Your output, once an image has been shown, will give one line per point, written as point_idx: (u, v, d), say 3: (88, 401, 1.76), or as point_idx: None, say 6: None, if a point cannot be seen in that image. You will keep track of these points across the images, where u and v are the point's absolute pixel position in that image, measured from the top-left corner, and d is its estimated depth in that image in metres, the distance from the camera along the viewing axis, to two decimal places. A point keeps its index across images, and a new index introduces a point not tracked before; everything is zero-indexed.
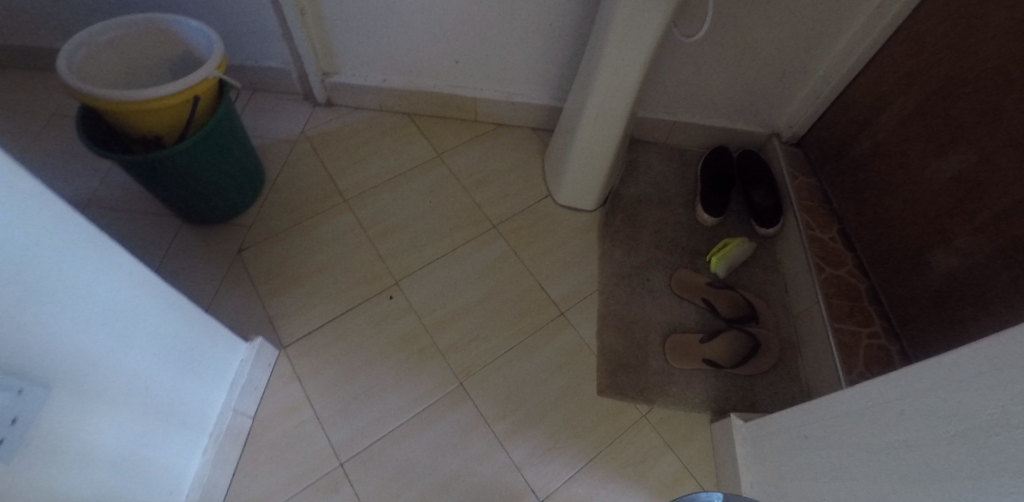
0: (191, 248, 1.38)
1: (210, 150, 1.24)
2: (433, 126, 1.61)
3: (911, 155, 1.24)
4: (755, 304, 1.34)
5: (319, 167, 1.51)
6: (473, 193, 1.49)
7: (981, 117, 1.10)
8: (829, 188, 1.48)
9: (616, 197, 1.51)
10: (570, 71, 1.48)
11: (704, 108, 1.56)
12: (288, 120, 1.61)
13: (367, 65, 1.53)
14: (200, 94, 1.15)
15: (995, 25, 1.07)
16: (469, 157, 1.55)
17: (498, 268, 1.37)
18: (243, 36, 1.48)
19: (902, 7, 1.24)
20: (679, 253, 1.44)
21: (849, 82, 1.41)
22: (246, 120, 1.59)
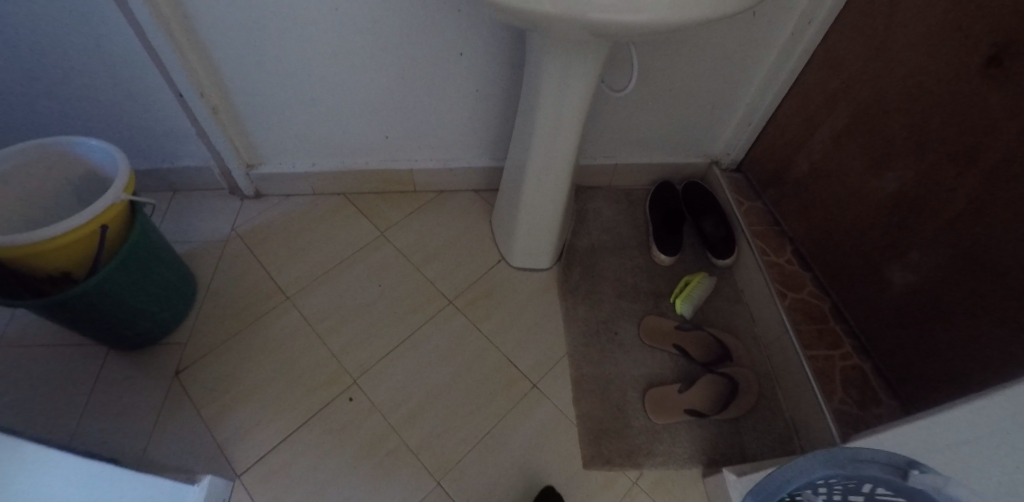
0: (120, 378, 1.25)
1: (130, 276, 1.14)
2: (371, 204, 1.55)
3: (850, 173, 1.25)
4: (724, 342, 1.32)
5: (255, 266, 1.42)
6: (422, 269, 1.42)
7: (911, 135, 1.12)
8: (775, 210, 1.48)
9: (570, 250, 1.48)
10: (504, 131, 1.45)
11: (642, 148, 1.56)
12: (216, 218, 1.51)
13: (294, 153, 1.47)
14: (108, 221, 1.07)
15: (908, 45, 1.09)
16: (414, 231, 1.49)
17: (460, 346, 1.31)
18: (154, 140, 1.40)
19: (815, 34, 1.27)
20: (643, 300, 1.40)
21: (777, 106, 1.42)
22: (169, 225, 1.49)
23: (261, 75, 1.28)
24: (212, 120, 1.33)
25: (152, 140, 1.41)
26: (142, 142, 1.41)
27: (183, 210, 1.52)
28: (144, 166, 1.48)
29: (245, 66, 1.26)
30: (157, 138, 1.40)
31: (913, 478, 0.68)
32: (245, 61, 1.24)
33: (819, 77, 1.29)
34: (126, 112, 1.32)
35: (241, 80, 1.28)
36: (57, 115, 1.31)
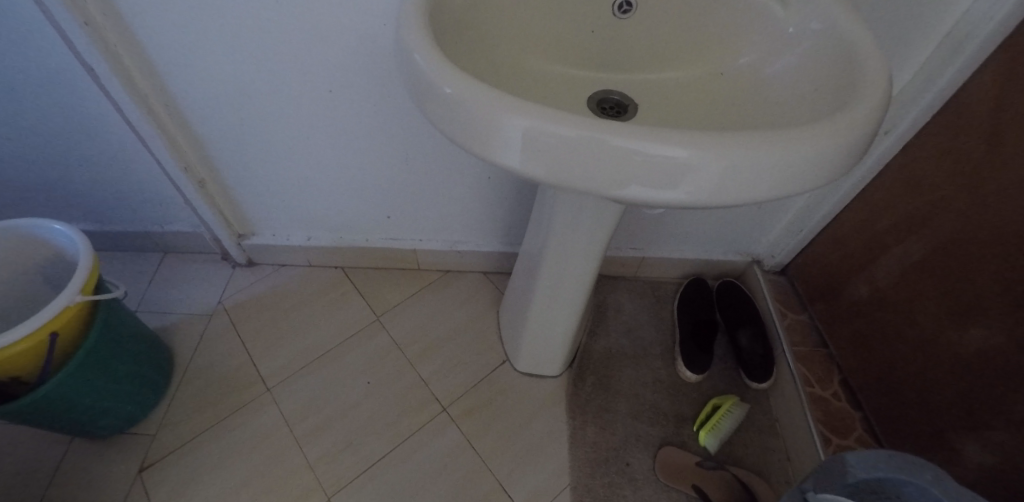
0: (78, 475, 1.14)
1: (87, 377, 1.03)
2: (370, 281, 1.43)
3: (920, 315, 1.06)
4: (752, 489, 1.13)
5: (239, 349, 1.30)
6: (417, 367, 1.28)
7: (997, 290, 0.93)
8: (823, 330, 1.29)
9: (583, 356, 1.31)
10: (516, 220, 1.31)
11: (673, 243, 1.38)
12: (207, 288, 1.43)
13: (287, 225, 1.38)
14: (58, 326, 0.95)
15: (1008, 184, 0.90)
16: (413, 319, 1.36)
17: (451, 468, 1.15)
18: (142, 205, 1.36)
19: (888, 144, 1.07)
20: (662, 425, 1.23)
21: (834, 216, 1.23)
22: (158, 291, 1.43)
23: (251, 150, 1.18)
24: (198, 193, 1.26)
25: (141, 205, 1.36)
26: (133, 206, 1.37)
27: (173, 276, 1.45)
28: (137, 231, 1.44)
29: (233, 141, 1.16)
30: (147, 204, 1.36)
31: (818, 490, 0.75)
32: (235, 138, 1.15)
33: (879, 195, 1.11)
34: (117, 178, 1.29)
35: (229, 155, 1.19)
36: (44, 177, 1.28)
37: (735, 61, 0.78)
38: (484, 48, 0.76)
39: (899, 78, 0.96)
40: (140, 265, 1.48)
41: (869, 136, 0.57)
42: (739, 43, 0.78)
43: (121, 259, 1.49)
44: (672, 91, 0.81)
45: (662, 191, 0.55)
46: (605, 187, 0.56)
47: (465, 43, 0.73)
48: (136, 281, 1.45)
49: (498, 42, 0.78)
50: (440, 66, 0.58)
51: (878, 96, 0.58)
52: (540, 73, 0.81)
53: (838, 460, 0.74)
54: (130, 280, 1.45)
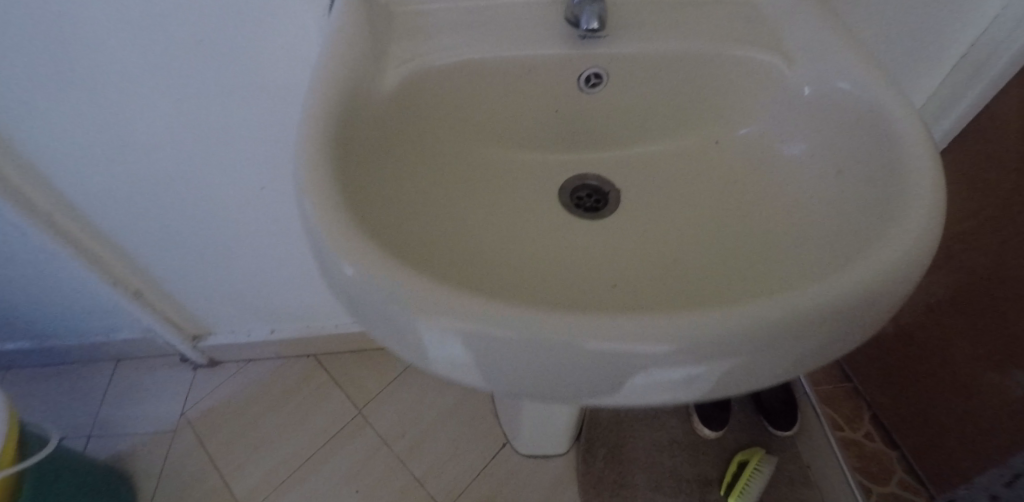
0: None
1: None
2: (347, 368, 1.31)
3: (956, 355, 0.93)
4: None
5: (208, 468, 1.17)
6: (409, 463, 1.16)
7: None
8: (849, 364, 1.18)
9: (589, 425, 1.20)
10: None
11: None
12: (163, 401, 1.28)
13: (248, 320, 1.26)
14: None
15: None
16: (398, 406, 1.24)
17: None
18: (79, 319, 1.22)
19: None
20: (685, 494, 1.11)
21: None
22: (110, 409, 1.29)
23: (193, 248, 1.07)
24: (134, 303, 1.15)
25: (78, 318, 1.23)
26: (68, 320, 1.23)
27: (125, 388, 1.31)
28: (77, 343, 1.30)
29: (166, 243, 1.05)
30: (82, 316, 1.22)
31: None
32: (177, 243, 1.05)
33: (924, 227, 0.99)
34: (44, 297, 1.16)
35: (162, 258, 1.09)
36: None
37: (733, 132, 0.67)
38: (433, 157, 0.64)
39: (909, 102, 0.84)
40: (87, 380, 1.33)
41: (929, 255, 0.44)
42: (746, 113, 0.66)
43: (66, 375, 1.35)
44: (676, 182, 0.67)
45: (670, 381, 0.41)
46: (594, 386, 0.41)
47: (404, 157, 0.61)
48: (83, 400, 1.30)
49: (446, 140, 0.65)
50: (331, 228, 0.43)
51: (937, 198, 0.46)
52: (513, 183, 0.68)
53: None
54: (76, 399, 1.31)
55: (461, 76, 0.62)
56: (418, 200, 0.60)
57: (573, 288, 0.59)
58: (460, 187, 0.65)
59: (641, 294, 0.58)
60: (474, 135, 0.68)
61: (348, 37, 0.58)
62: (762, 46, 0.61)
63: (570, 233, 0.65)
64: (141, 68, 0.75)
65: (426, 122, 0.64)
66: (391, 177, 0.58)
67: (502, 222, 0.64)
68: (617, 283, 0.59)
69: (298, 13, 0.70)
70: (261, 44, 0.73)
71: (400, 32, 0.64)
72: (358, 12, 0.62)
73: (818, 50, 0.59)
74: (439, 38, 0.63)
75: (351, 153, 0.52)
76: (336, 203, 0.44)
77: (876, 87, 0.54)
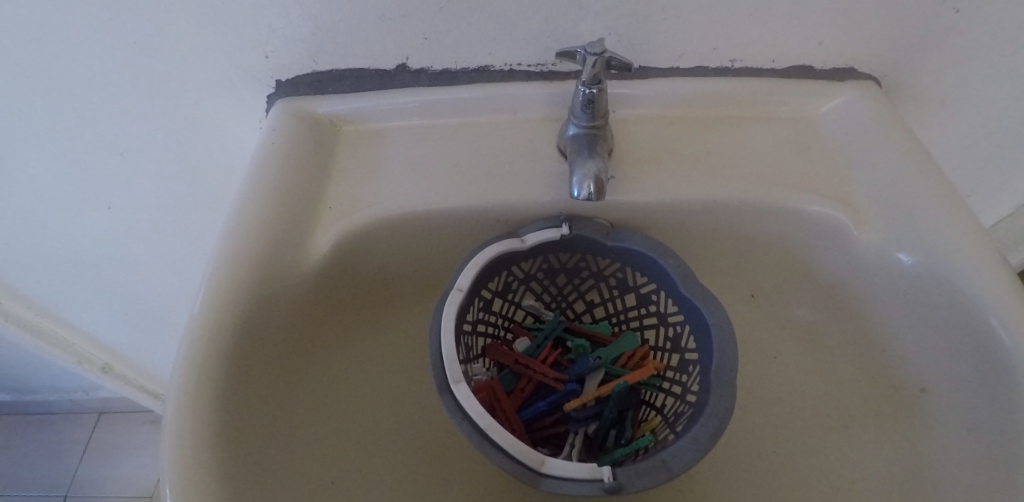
0: None
1: None
2: None
3: None
4: None
5: None
6: None
7: None
8: None
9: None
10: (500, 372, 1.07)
11: None
12: (145, 461, 1.23)
13: None
14: None
15: None
16: None
17: None
18: (58, 378, 1.17)
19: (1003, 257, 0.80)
20: None
21: None
22: (92, 467, 1.24)
23: (166, 330, 0.93)
24: (105, 378, 1.02)
25: (63, 374, 1.15)
26: (47, 379, 1.17)
27: (105, 448, 1.26)
28: (57, 397, 1.25)
29: (132, 327, 0.91)
30: (58, 376, 1.16)
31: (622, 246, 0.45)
32: (136, 326, 0.91)
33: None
34: (24, 359, 1.09)
35: (128, 337, 0.94)
36: None
37: (791, 313, 0.50)
38: (377, 365, 0.50)
39: (993, 206, 0.70)
40: (67, 434, 1.28)
41: None
42: (803, 286, 0.50)
43: (47, 428, 1.29)
44: None
45: None
46: None
47: (333, 384, 0.47)
48: (63, 454, 1.26)
49: (375, 310, 0.52)
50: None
51: None
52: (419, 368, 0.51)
53: (565, 285, 0.50)
54: (57, 455, 1.26)
55: (420, 241, 0.49)
56: (377, 456, 0.47)
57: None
58: (414, 399, 0.50)
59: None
60: (421, 329, 0.53)
61: (275, 189, 0.46)
62: (821, 195, 0.46)
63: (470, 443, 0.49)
64: (87, 186, 0.64)
65: (381, 280, 0.51)
66: (327, 447, 0.45)
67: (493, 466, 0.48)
68: None
69: (243, 135, 0.57)
70: (218, 165, 0.61)
71: (349, 168, 0.50)
72: (293, 144, 0.49)
73: (899, 216, 0.45)
74: (394, 181, 0.49)
75: (265, 364, 0.43)
76: (204, 470, 0.35)
77: (999, 286, 0.39)
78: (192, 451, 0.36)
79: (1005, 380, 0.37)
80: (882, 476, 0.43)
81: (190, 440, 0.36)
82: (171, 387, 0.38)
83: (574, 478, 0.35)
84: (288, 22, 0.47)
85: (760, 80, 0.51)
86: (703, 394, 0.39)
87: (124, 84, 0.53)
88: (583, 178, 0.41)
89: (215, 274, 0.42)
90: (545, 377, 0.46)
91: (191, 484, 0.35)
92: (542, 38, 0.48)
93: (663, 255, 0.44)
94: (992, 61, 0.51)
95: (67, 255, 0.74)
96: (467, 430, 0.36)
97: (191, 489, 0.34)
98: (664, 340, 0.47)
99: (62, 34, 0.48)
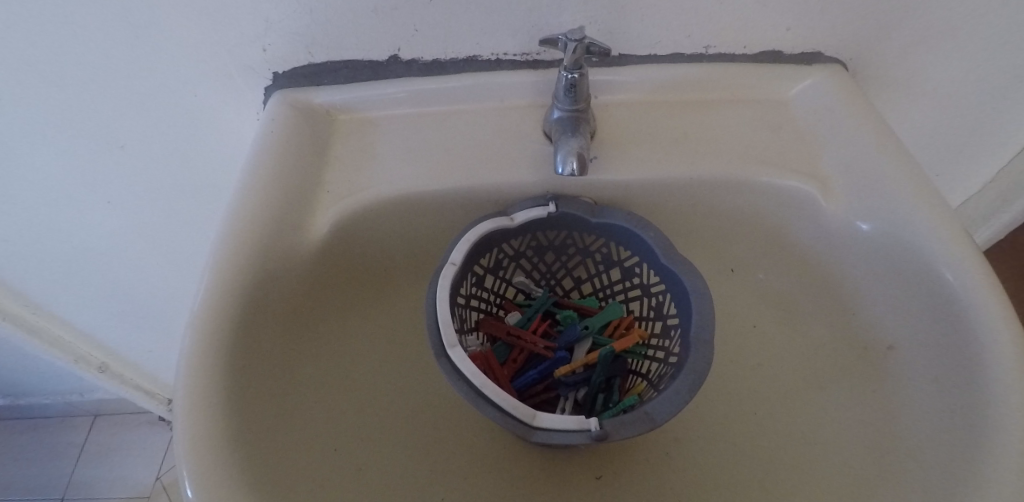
0: None
1: None
2: None
3: None
4: None
5: None
6: None
7: None
8: None
9: None
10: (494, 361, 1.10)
11: None
12: (142, 462, 1.24)
13: None
14: None
15: None
16: None
17: None
18: (55, 379, 1.18)
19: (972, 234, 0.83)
20: None
21: None
22: (89, 468, 1.25)
23: (164, 327, 0.94)
24: (103, 378, 1.03)
25: (60, 375, 1.16)
26: (45, 380, 1.18)
27: (102, 449, 1.27)
28: (53, 399, 1.26)
29: (130, 325, 0.93)
30: (56, 378, 1.17)
31: (606, 220, 0.47)
32: (135, 323, 0.92)
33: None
34: (21, 361, 1.10)
35: (126, 335, 0.95)
36: None
37: (768, 284, 0.53)
38: (374, 342, 0.52)
39: (960, 183, 0.74)
40: (63, 436, 1.29)
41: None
42: (776, 258, 0.53)
43: (43, 431, 1.30)
44: None
45: None
46: None
47: (333, 359, 0.49)
48: (59, 456, 1.27)
49: (375, 290, 0.54)
50: (201, 476, 0.36)
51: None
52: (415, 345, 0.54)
53: (553, 262, 0.53)
54: (53, 458, 1.27)
55: (414, 222, 0.52)
56: (379, 428, 0.48)
57: (458, 469, 0.48)
58: (413, 374, 0.52)
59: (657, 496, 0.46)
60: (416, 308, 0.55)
61: (275, 174, 0.48)
62: (791, 171, 0.49)
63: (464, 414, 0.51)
64: (87, 181, 0.65)
65: (378, 261, 0.53)
66: (330, 419, 0.47)
67: (490, 434, 0.50)
68: (603, 474, 0.48)
69: (241, 126, 0.60)
70: (216, 157, 0.63)
71: (345, 154, 0.52)
72: (291, 133, 0.52)
73: (863, 187, 0.48)
74: (388, 165, 0.51)
75: (270, 339, 0.45)
76: (215, 432, 0.37)
77: (954, 249, 0.42)
78: (204, 415, 0.38)
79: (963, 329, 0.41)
80: (856, 429, 0.45)
81: (200, 404, 0.38)
82: (181, 357, 0.40)
83: (563, 429, 0.39)
84: (285, 15, 0.50)
85: (733, 65, 0.54)
86: (684, 353, 0.42)
87: (127, 79, 0.55)
88: (566, 155, 0.44)
89: (221, 253, 0.44)
90: (535, 346, 0.49)
91: (202, 444, 0.37)
92: (527, 28, 0.51)
93: (644, 228, 0.46)
94: (949, 43, 0.54)
95: (70, 252, 0.76)
96: (463, 389, 0.39)
97: (202, 448, 0.37)
98: (647, 310, 0.50)
99: (66, 30, 0.50)
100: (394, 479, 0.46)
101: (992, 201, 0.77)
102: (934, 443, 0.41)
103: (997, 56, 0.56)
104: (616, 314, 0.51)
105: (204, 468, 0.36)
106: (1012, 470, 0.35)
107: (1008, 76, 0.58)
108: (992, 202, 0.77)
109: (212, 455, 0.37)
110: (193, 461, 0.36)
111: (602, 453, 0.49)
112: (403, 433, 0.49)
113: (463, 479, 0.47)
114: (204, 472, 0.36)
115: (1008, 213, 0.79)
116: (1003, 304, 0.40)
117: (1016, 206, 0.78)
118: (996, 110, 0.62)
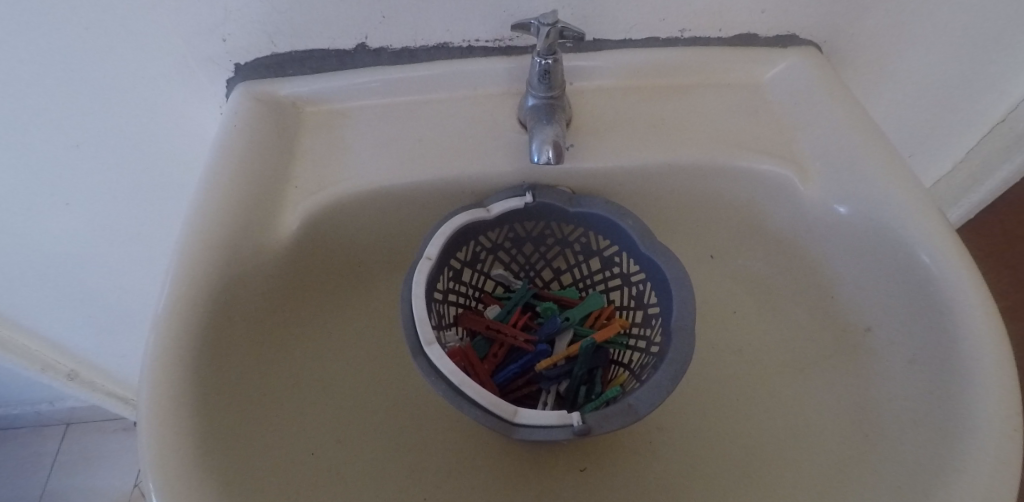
0: None
1: None
2: None
3: None
4: None
5: None
6: None
7: None
8: None
9: None
10: None
11: None
12: (118, 468, 1.21)
13: None
14: None
15: None
16: None
17: None
18: (23, 388, 1.14)
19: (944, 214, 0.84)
20: None
21: None
22: (61, 479, 1.21)
23: (133, 330, 0.91)
24: (72, 385, 1.00)
25: (26, 383, 1.12)
26: (12, 390, 1.14)
27: (75, 458, 1.23)
28: (21, 410, 1.22)
29: (98, 329, 0.90)
30: (23, 387, 1.13)
31: (585, 208, 0.46)
32: (102, 327, 0.89)
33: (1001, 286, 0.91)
34: None
35: (93, 339, 0.92)
36: None
37: (748, 270, 0.53)
38: (351, 341, 0.51)
39: (933, 162, 0.74)
40: (33, 447, 1.25)
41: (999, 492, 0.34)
42: (755, 244, 0.53)
43: (13, 441, 1.26)
44: None
45: None
46: None
47: (307, 360, 0.48)
48: (30, 468, 1.23)
49: (349, 288, 0.52)
50: (169, 489, 0.34)
51: (1003, 408, 0.36)
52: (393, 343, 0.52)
53: (532, 252, 0.51)
54: (24, 468, 1.23)
55: (387, 216, 0.50)
56: (356, 428, 0.47)
57: (440, 469, 0.47)
58: (392, 372, 0.51)
59: (641, 487, 0.46)
60: (393, 306, 0.53)
61: (240, 169, 0.46)
62: (769, 155, 0.49)
63: (445, 411, 0.50)
64: (43, 183, 0.62)
65: (352, 257, 0.52)
66: (307, 423, 0.45)
67: (472, 431, 0.49)
68: (586, 466, 0.47)
69: (205, 121, 0.57)
70: (179, 153, 0.61)
71: (313, 148, 0.50)
72: (255, 126, 0.49)
73: (840, 170, 0.47)
74: (359, 158, 0.49)
75: (239, 342, 0.43)
76: (181, 441, 0.36)
77: (930, 230, 0.42)
78: (170, 424, 0.36)
79: (939, 310, 0.41)
80: (837, 412, 0.45)
81: (165, 412, 0.36)
82: (144, 365, 0.38)
83: (545, 425, 0.38)
84: (244, 4, 0.47)
85: (708, 49, 0.53)
86: (666, 342, 0.41)
87: (79, 74, 0.52)
88: (542, 144, 0.43)
89: (183, 254, 0.42)
90: (516, 340, 0.48)
91: (170, 455, 0.35)
92: (498, 13, 0.50)
93: (621, 218, 0.46)
94: (921, 25, 0.54)
95: (30, 256, 0.72)
96: (442, 388, 0.38)
97: (170, 459, 0.35)
98: (629, 300, 0.50)
99: (9, 23, 0.47)
100: (373, 480, 0.45)
101: (964, 180, 0.78)
102: (914, 423, 0.41)
103: (967, 37, 0.56)
104: (597, 305, 0.50)
105: (172, 479, 0.34)
106: (993, 445, 0.35)
107: (978, 56, 0.59)
108: (963, 181, 0.78)
109: (180, 467, 0.35)
110: (159, 473, 0.34)
111: (586, 445, 0.48)
112: (383, 434, 0.48)
113: (443, 478, 0.46)
114: (171, 483, 0.34)
115: (979, 193, 0.80)
116: (979, 285, 0.40)
117: (987, 186, 0.79)
118: (968, 90, 0.63)
